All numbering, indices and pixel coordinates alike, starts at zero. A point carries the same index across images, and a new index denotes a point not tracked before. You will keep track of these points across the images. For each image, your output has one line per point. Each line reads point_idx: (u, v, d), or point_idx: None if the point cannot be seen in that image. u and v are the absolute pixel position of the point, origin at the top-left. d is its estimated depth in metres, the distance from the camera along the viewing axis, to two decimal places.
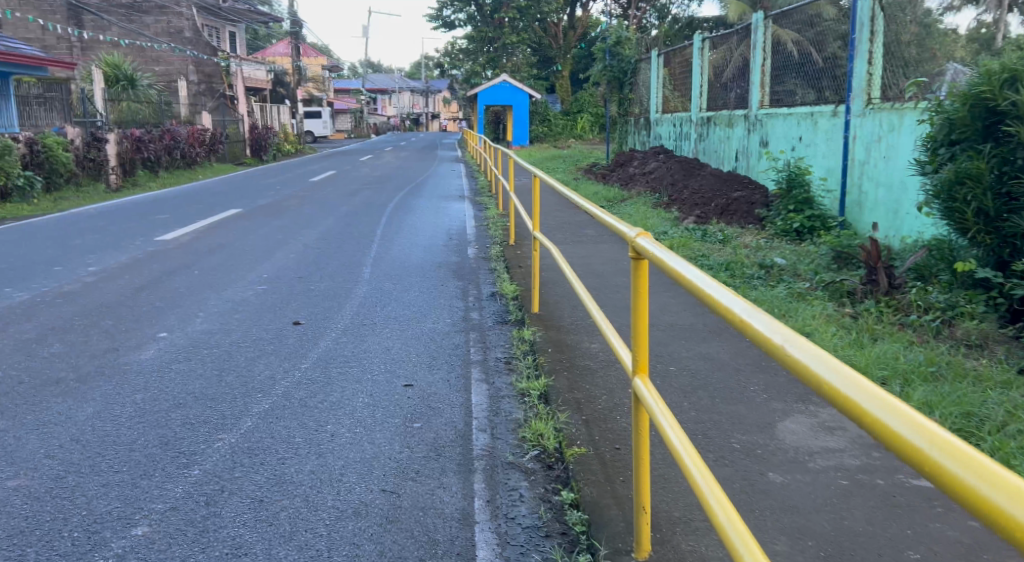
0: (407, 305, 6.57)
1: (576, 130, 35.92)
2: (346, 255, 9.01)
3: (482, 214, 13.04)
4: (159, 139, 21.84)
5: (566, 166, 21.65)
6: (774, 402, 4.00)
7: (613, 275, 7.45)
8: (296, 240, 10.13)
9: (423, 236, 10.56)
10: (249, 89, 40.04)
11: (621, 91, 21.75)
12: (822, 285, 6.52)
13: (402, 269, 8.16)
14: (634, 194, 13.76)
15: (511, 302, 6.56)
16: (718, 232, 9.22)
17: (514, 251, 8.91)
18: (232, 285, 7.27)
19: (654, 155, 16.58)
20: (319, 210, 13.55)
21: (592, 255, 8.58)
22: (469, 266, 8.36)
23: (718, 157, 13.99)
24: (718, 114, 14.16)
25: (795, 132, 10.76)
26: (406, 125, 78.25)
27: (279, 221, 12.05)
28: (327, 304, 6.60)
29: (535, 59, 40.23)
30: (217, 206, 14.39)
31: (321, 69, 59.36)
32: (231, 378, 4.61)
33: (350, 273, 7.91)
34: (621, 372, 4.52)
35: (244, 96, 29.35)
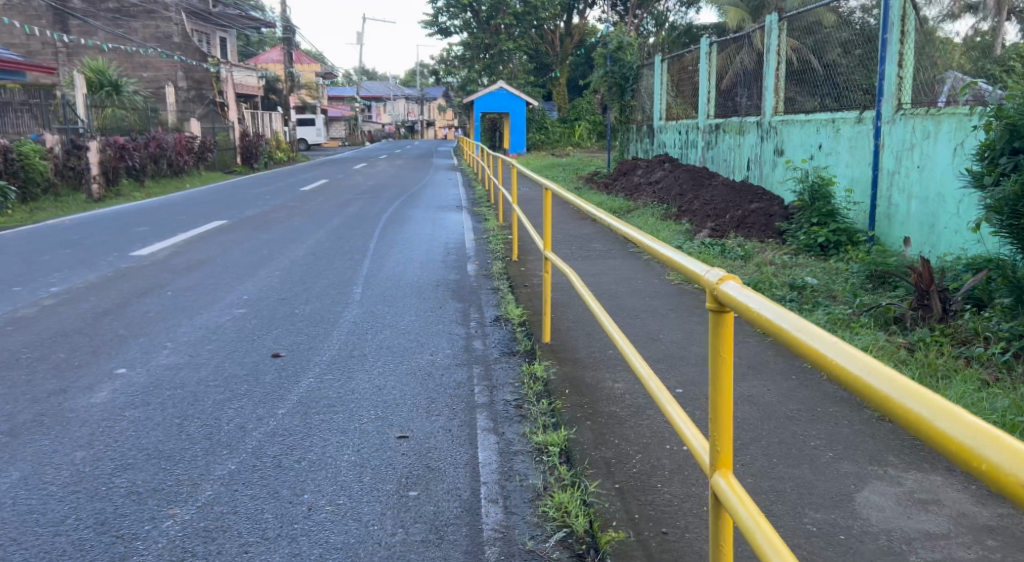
0: (401, 333, 5.89)
1: (574, 138, 35.27)
2: (335, 272, 8.34)
3: (481, 226, 12.38)
4: (144, 147, 21.17)
5: (566, 174, 21.01)
6: (845, 463, 3.32)
7: (629, 295, 6.78)
8: (282, 255, 9.45)
9: (419, 251, 9.89)
10: (240, 96, 39.40)
11: (623, 97, 21.12)
12: (865, 310, 5.80)
13: (396, 288, 7.49)
14: (640, 204, 13.12)
15: (518, 329, 5.87)
16: (737, 248, 8.57)
17: (518, 268, 8.25)
18: (208, 309, 6.59)
19: (659, 164, 15.92)
20: (308, 222, 12.86)
21: (603, 273, 7.91)
22: (470, 285, 7.69)
23: (728, 166, 13.34)
24: (728, 121, 13.51)
25: (815, 140, 10.10)
26: (402, 133, 77.60)
27: (266, 234, 11.38)
28: (312, 331, 5.92)
29: (532, 66, 39.64)
30: (201, 217, 13.72)
31: (315, 76, 58.76)
32: (193, 430, 3.92)
33: (339, 294, 7.23)
34: (653, 420, 3.85)
35: (234, 103, 28.68)
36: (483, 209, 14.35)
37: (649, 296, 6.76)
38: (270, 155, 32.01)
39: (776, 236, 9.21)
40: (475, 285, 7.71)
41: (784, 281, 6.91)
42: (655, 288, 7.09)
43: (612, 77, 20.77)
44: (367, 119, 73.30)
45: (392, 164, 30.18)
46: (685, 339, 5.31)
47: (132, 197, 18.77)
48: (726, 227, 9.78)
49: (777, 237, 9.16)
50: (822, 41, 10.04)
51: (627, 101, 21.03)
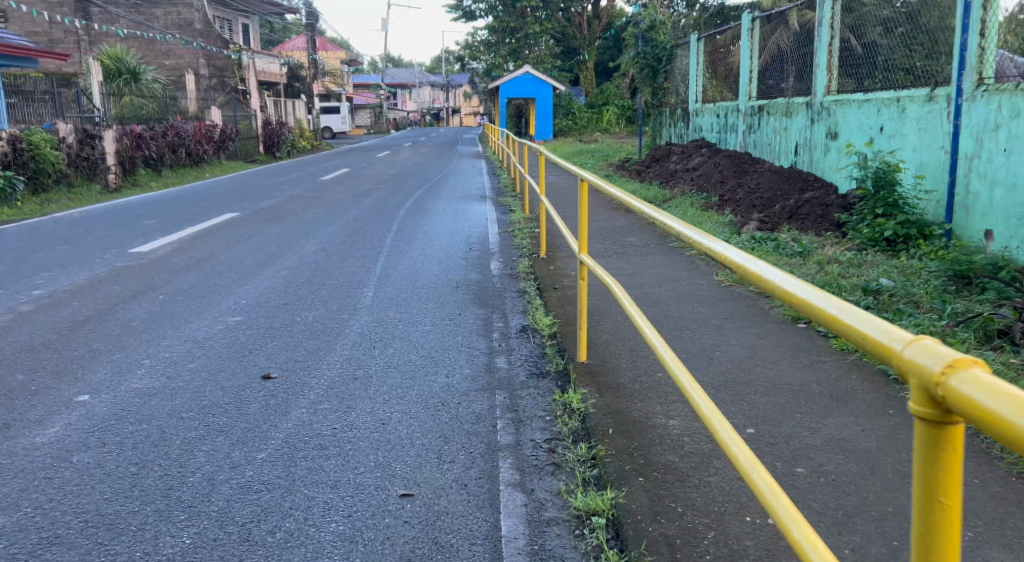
0: (415, 347, 5.13)
1: (602, 123, 34.27)
2: (346, 272, 7.58)
3: (506, 218, 11.58)
4: (161, 135, 20.61)
5: (594, 161, 20.13)
6: (990, 548, 2.49)
7: (675, 301, 5.93)
8: (292, 252, 8.72)
9: (439, 246, 9.12)
10: (262, 84, 38.81)
11: (655, 79, 20.12)
12: (961, 319, 4.90)
13: (411, 291, 6.72)
14: (677, 193, 12.23)
15: (549, 342, 5.08)
16: (792, 243, 7.68)
17: (547, 267, 7.44)
18: (199, 317, 5.86)
19: (696, 149, 14.99)
20: (324, 214, 12.14)
21: (642, 273, 7.07)
22: (493, 287, 6.91)
23: (774, 151, 12.39)
24: (773, 103, 12.55)
25: (876, 121, 9.16)
26: (426, 120, 76.91)
27: (276, 227, 10.67)
28: (314, 345, 5.17)
29: (558, 50, 38.64)
30: (213, 209, 13.04)
31: (339, 64, 58.14)
32: (149, 483, 3.16)
33: (349, 298, 6.48)
34: (722, 478, 3.04)
35: (256, 91, 28.07)
36: (510, 199, 13.53)
37: (698, 301, 5.91)
38: (293, 143, 31.42)
39: (834, 228, 8.32)
40: (500, 287, 6.91)
41: (855, 282, 6.03)
42: (705, 291, 6.24)
43: (643, 58, 19.80)
44: (392, 107, 72.67)
45: (417, 152, 29.37)
46: (749, 360, 4.47)
47: (148, 188, 18.18)
48: (776, 219, 8.88)
49: (835, 230, 8.27)
50: (886, 12, 9.08)
51: (659, 83, 20.04)
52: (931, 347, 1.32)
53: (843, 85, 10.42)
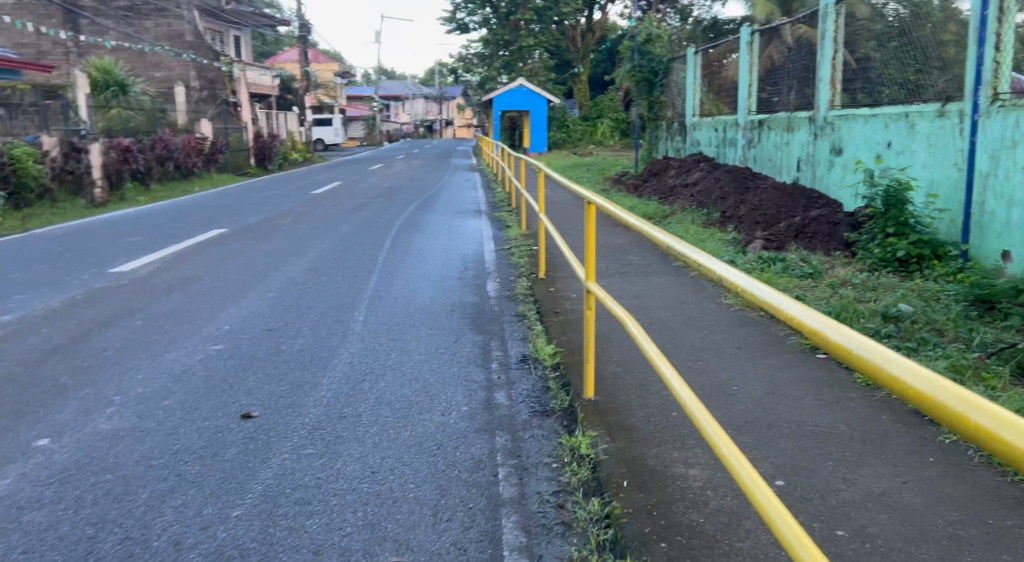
0: (408, 379, 4.79)
1: (596, 137, 34.07)
2: (335, 294, 7.24)
3: (502, 234, 11.26)
4: (150, 149, 20.27)
5: (590, 175, 19.85)
6: None
7: (684, 327, 5.61)
8: (279, 271, 8.38)
9: (433, 265, 8.80)
10: (254, 96, 38.48)
11: (651, 92, 19.90)
12: (993, 351, 4.59)
13: (404, 315, 6.39)
14: (677, 209, 11.95)
15: (551, 374, 4.74)
16: (801, 263, 7.38)
17: (546, 289, 7.11)
18: (178, 344, 5.52)
19: (695, 163, 14.71)
20: (315, 230, 11.81)
21: (647, 296, 6.76)
22: (491, 310, 6.58)
23: (774, 167, 12.14)
24: (774, 117, 12.29)
25: (883, 137, 8.90)
26: (419, 133, 76.74)
27: (265, 245, 10.33)
28: (300, 377, 4.83)
29: (552, 63, 38.47)
30: (200, 225, 12.69)
31: (332, 76, 57.91)
32: (107, 550, 2.81)
33: (339, 323, 6.14)
34: (754, 543, 2.72)
35: (247, 103, 27.72)
36: (505, 214, 13.22)
37: (707, 328, 5.60)
38: (285, 156, 31.10)
39: (843, 247, 8.02)
40: (498, 310, 6.58)
41: (872, 307, 5.72)
42: (714, 316, 5.92)
43: (640, 72, 19.52)
44: (386, 119, 72.48)
45: (410, 165, 29.04)
46: (768, 397, 4.15)
47: (136, 202, 17.81)
48: (782, 237, 8.58)
49: (844, 249, 7.97)
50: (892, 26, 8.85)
51: (655, 96, 19.81)
52: (960, 388, 1.45)
53: (847, 100, 10.17)
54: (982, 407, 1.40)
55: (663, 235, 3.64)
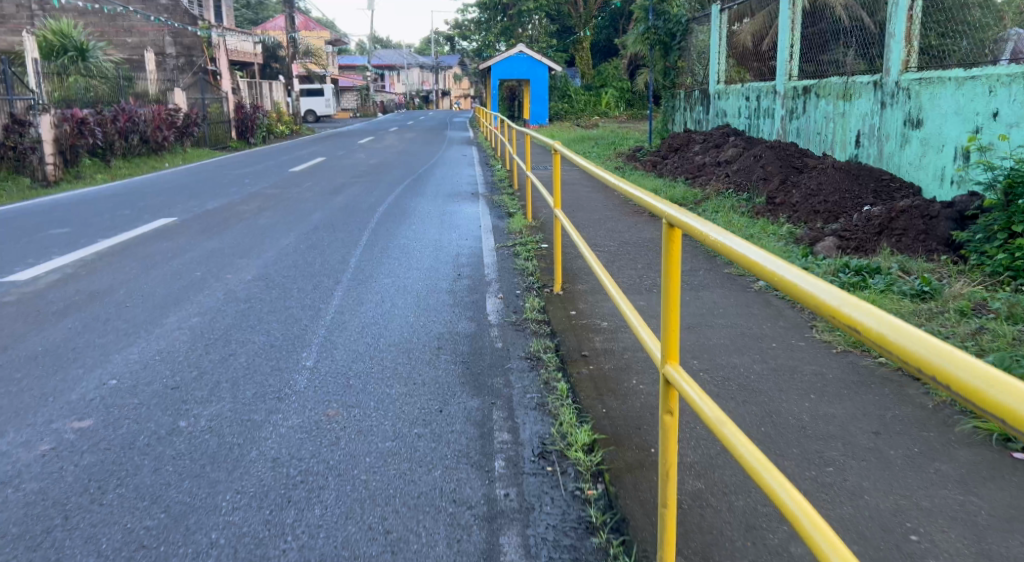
0: (358, 496, 3.01)
1: (600, 107, 32.31)
2: (283, 320, 5.45)
3: (504, 225, 9.39)
4: (110, 121, 18.35)
5: (600, 150, 17.97)
6: None
7: (779, 391, 3.79)
8: (220, 281, 6.58)
9: (418, 269, 7.04)
10: (236, 64, 36.20)
11: (667, 57, 17.98)
12: None
13: (371, 356, 4.63)
14: (710, 192, 10.17)
15: (592, 493, 2.94)
16: (898, 272, 5.58)
17: (565, 312, 5.36)
18: (24, 416, 3.73)
19: (723, 137, 12.85)
20: (281, 220, 9.98)
21: (706, 326, 4.92)
22: (491, 347, 4.79)
23: (826, 141, 10.33)
24: (825, 82, 10.38)
25: (982, 105, 7.10)
26: (413, 104, 74.43)
27: (213, 240, 8.52)
28: (187, 491, 3.05)
29: (552, 29, 35.99)
30: (147, 212, 10.83)
31: (323, 43, 55.26)
32: None
33: (278, 375, 4.35)
34: None
35: (227, 70, 25.68)
36: (507, 198, 11.36)
37: (812, 392, 3.76)
38: (270, 128, 29.05)
39: (946, 248, 6.23)
40: (501, 347, 4.77)
41: None
42: (815, 369, 4.10)
43: (655, 33, 17.65)
44: (378, 89, 70.28)
45: (402, 138, 26.99)
46: None
47: (92, 182, 15.96)
48: (860, 234, 6.78)
49: (949, 251, 6.17)
50: None
51: (672, 61, 17.89)
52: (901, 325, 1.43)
53: (928, 59, 8.30)
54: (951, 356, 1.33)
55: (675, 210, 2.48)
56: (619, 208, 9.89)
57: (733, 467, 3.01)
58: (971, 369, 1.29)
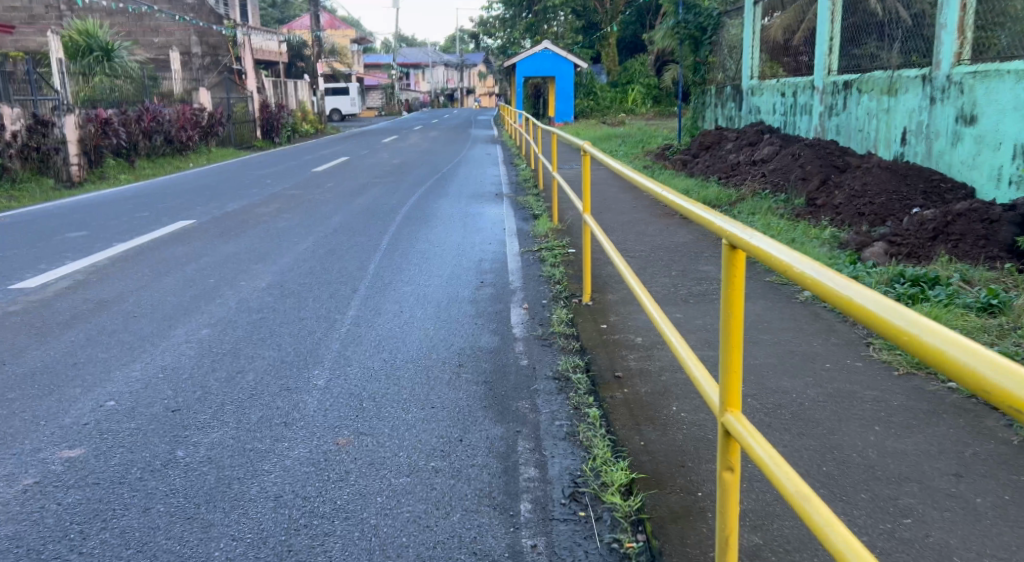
0: (368, 545, 2.67)
1: (626, 104, 31.83)
2: (296, 332, 5.13)
3: (529, 228, 9.03)
4: (134, 120, 18.23)
5: (628, 148, 17.53)
6: None
7: (840, 422, 3.39)
8: (233, 290, 6.27)
9: (440, 275, 6.71)
10: (262, 63, 36.15)
11: (698, 53, 17.52)
12: None
13: (386, 375, 4.29)
14: (745, 192, 9.75)
15: (632, 546, 2.58)
16: (959, 282, 5.14)
17: (596, 324, 5.00)
18: (9, 445, 3.43)
19: (757, 134, 12.41)
20: (300, 222, 9.68)
21: (750, 342, 4.51)
22: (516, 364, 4.43)
23: (868, 138, 9.86)
24: (868, 77, 9.90)
25: None
26: (438, 102, 74.26)
27: (230, 244, 8.24)
28: (176, 538, 2.72)
29: (578, 26, 35.57)
30: (166, 214, 10.60)
31: (348, 42, 55.13)
32: None
33: (286, 397, 4.01)
34: None
35: (252, 69, 25.54)
36: (532, 199, 10.99)
37: (876, 423, 3.36)
38: (294, 127, 28.89)
39: (1009, 254, 5.80)
40: (527, 365, 4.40)
41: None
42: (876, 394, 3.69)
43: (685, 27, 17.14)
44: (404, 88, 70.24)
45: (427, 137, 26.67)
46: None
47: (115, 183, 15.81)
48: (913, 239, 6.33)
49: (1013, 258, 5.74)
50: None
51: (703, 57, 17.44)
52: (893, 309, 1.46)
53: (982, 52, 7.80)
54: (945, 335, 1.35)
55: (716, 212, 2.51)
56: (650, 209, 9.47)
57: (793, 518, 2.62)
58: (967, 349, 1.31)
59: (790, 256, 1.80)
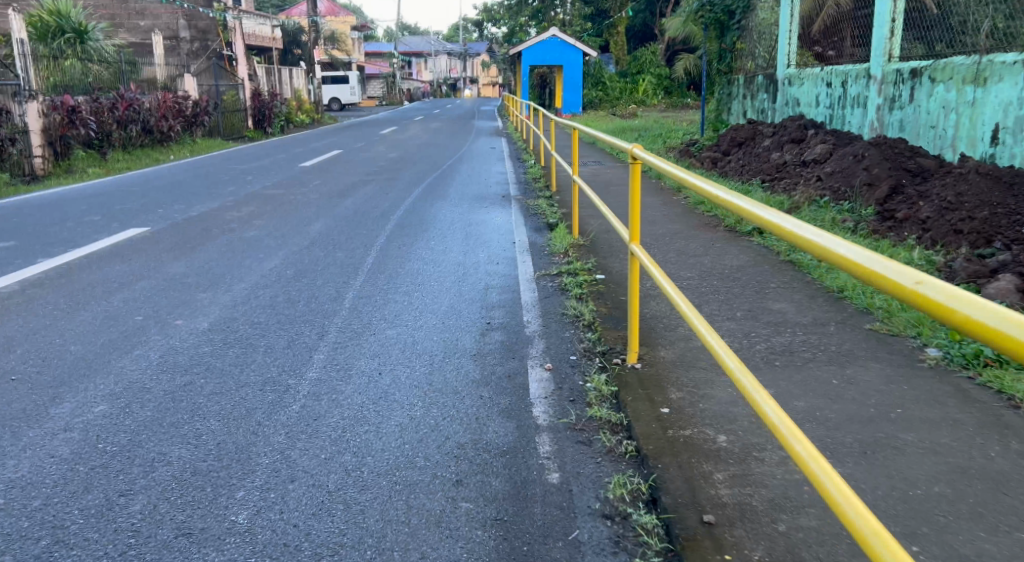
0: None
1: (637, 94, 30.31)
2: (227, 410, 3.61)
3: (545, 241, 7.53)
4: (108, 109, 16.72)
5: (646, 143, 16.03)
6: None
7: None
8: (161, 332, 4.77)
9: (437, 311, 5.26)
10: (255, 49, 34.53)
11: (723, 39, 16.02)
12: None
13: (345, 509, 2.78)
14: (796, 199, 8.29)
15: None
16: None
17: (650, 402, 3.53)
18: None
19: (800, 130, 10.93)
20: (273, 230, 8.19)
21: (894, 451, 3.01)
22: (544, 485, 2.92)
23: (943, 136, 8.37)
24: (945, 63, 8.33)
25: None
26: (440, 92, 72.65)
27: (179, 261, 6.75)
28: None
29: (586, 13, 33.91)
30: (118, 218, 9.11)
31: (348, 29, 53.48)
32: None
33: (182, 556, 2.53)
34: None
35: (242, 55, 23.94)
36: (545, 202, 9.56)
37: None
38: (288, 117, 27.29)
39: None
40: (559, 486, 2.91)
41: None
42: None
43: (710, 11, 15.65)
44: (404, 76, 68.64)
45: (428, 128, 25.14)
46: None
47: (82, 176, 14.31)
48: None
49: None
50: None
51: (729, 43, 15.94)
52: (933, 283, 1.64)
53: None
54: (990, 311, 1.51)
55: (760, 207, 2.54)
56: (686, 218, 7.96)
57: None
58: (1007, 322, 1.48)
59: (856, 256, 1.90)
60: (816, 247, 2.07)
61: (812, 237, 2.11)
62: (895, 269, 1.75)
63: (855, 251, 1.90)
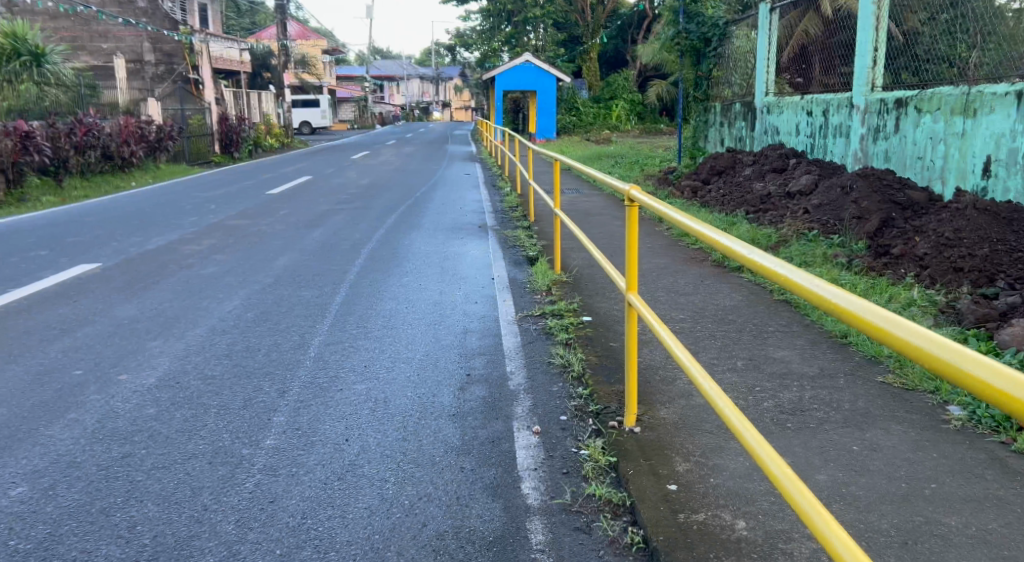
0: None
1: (610, 120, 30.17)
2: (170, 493, 3.12)
3: (525, 277, 7.14)
4: (65, 134, 16.07)
5: (623, 170, 15.74)
6: None
7: None
8: (102, 389, 4.26)
9: (411, 359, 4.83)
10: (223, 73, 33.88)
11: (699, 66, 15.84)
12: None
13: None
14: (783, 232, 8.00)
15: None
16: None
17: (654, 476, 3.12)
18: None
19: (782, 159, 10.70)
20: (235, 266, 7.70)
21: (939, 541, 2.64)
22: None
23: (931, 167, 8.14)
24: (932, 93, 8.13)
25: None
26: (412, 116, 72.28)
27: (131, 302, 6.25)
28: None
29: (559, 38, 33.78)
30: (68, 252, 8.55)
31: (318, 53, 52.97)
32: None
33: None
34: None
35: (209, 78, 23.36)
36: (523, 233, 9.19)
37: None
38: (256, 141, 26.70)
39: None
40: None
41: None
42: None
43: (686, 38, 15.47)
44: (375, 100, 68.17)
45: (400, 153, 24.73)
46: None
47: (35, 205, 13.65)
48: None
49: None
50: None
51: (705, 70, 15.77)
52: (895, 317, 1.59)
53: None
54: (948, 346, 1.45)
55: (737, 241, 2.48)
56: (672, 252, 7.61)
57: None
58: (962, 355, 1.41)
59: (826, 291, 1.84)
60: (792, 285, 2.01)
61: (786, 273, 2.06)
62: (864, 305, 1.70)
63: (824, 288, 1.85)
